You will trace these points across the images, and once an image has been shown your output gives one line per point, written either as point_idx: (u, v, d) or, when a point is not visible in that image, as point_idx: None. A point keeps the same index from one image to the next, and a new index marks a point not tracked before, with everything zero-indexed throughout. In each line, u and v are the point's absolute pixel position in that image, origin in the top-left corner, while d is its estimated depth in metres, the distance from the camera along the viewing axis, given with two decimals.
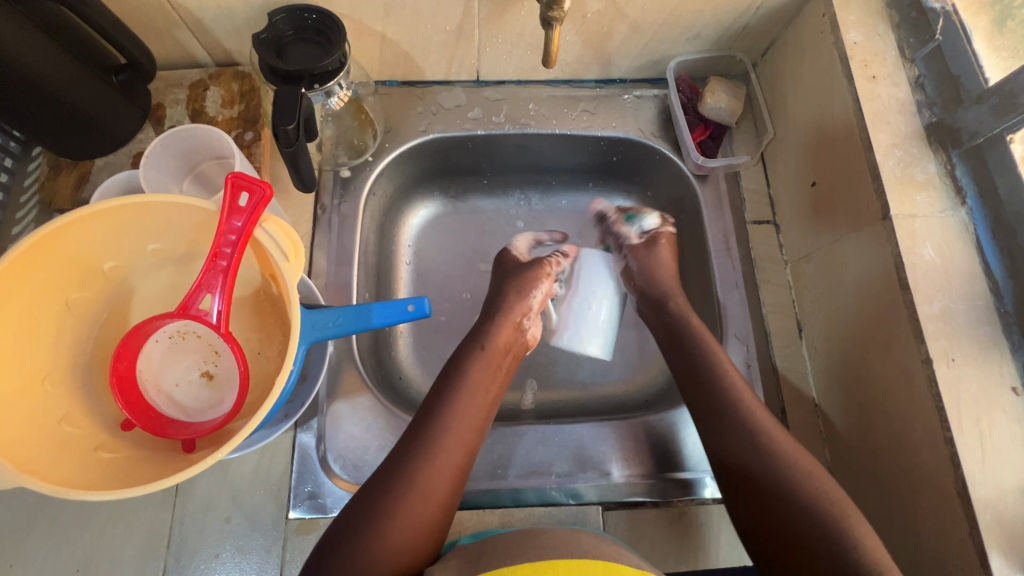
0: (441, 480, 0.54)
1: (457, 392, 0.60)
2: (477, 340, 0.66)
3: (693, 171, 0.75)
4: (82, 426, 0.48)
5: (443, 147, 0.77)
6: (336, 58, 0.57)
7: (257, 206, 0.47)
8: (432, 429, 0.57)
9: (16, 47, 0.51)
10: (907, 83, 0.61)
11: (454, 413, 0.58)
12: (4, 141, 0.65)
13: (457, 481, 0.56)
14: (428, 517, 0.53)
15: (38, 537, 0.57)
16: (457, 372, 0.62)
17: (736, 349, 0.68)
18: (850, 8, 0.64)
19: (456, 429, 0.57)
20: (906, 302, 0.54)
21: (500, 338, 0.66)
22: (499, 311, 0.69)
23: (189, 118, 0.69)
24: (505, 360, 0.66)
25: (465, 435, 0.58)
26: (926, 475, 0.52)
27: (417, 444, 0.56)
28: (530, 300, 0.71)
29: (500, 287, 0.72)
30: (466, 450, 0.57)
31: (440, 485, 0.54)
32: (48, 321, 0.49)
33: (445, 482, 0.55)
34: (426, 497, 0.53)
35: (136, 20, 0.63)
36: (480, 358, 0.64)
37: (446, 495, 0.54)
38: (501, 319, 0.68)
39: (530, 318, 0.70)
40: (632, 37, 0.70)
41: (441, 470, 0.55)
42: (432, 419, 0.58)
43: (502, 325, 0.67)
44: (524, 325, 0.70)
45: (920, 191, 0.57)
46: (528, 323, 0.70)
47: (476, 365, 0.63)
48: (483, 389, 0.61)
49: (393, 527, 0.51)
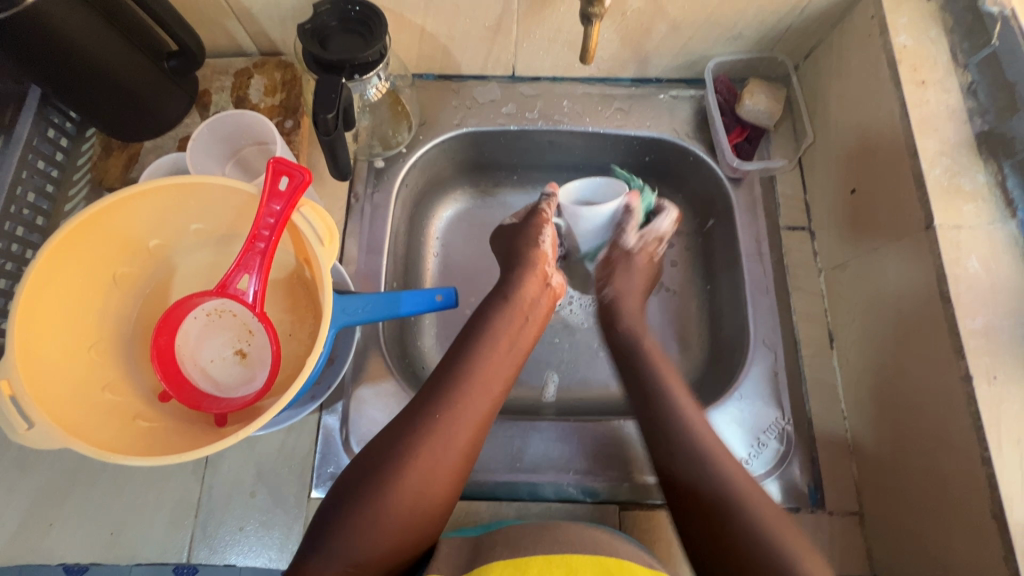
0: (456, 436, 0.55)
1: (473, 350, 0.60)
2: (501, 292, 0.66)
3: (727, 174, 0.74)
4: (122, 395, 0.50)
5: (476, 141, 0.78)
6: (376, 50, 0.58)
7: (296, 191, 0.49)
8: (445, 383, 0.57)
9: (77, 34, 0.53)
10: (959, 89, 0.59)
11: (477, 364, 0.59)
12: (61, 121, 0.68)
13: (475, 436, 0.56)
14: (443, 474, 0.54)
15: (76, 498, 0.60)
16: (482, 323, 0.63)
17: (764, 356, 0.67)
18: (901, 10, 0.62)
19: (477, 380, 0.58)
20: (947, 316, 0.52)
21: (525, 290, 0.67)
22: (520, 265, 0.68)
23: (233, 105, 0.71)
24: (532, 312, 0.67)
25: (483, 389, 0.58)
26: (963, 495, 0.50)
27: (435, 396, 0.56)
28: (542, 246, 0.70)
29: (516, 241, 0.71)
30: (486, 398, 0.58)
31: (457, 439, 0.55)
32: (96, 292, 0.51)
33: (459, 439, 0.55)
34: (448, 445, 0.54)
35: (189, 9, 0.65)
36: (506, 308, 0.65)
37: (465, 443, 0.55)
38: (527, 270, 0.68)
39: (551, 268, 0.71)
40: (671, 36, 0.69)
41: (450, 432, 0.55)
42: (456, 367, 0.59)
43: (526, 274, 0.68)
44: (548, 276, 0.70)
45: (967, 201, 0.55)
46: (551, 272, 0.71)
47: (497, 317, 0.64)
48: (496, 340, 0.62)
49: (408, 480, 0.52)
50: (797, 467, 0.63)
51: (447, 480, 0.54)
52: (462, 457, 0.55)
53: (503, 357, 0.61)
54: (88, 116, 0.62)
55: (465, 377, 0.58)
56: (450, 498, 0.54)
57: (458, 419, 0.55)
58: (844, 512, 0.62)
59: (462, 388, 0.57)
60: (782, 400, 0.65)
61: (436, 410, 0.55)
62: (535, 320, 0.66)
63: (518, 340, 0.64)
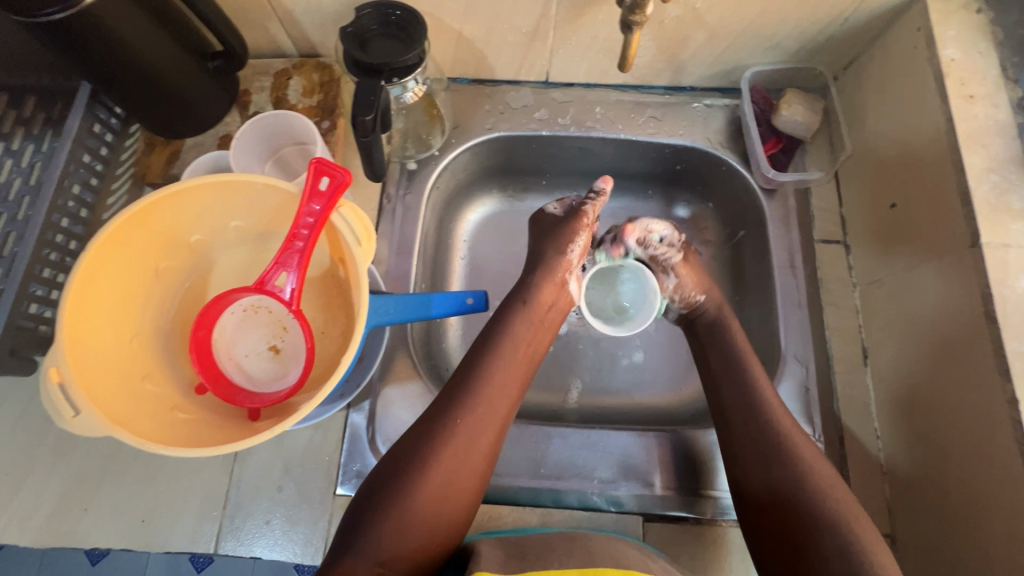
0: (476, 440, 0.55)
1: (491, 354, 0.61)
2: (519, 297, 0.65)
3: (761, 185, 0.73)
4: (160, 386, 0.52)
5: (508, 145, 0.78)
6: (416, 54, 0.58)
7: (337, 191, 0.50)
8: (464, 388, 0.58)
9: (130, 34, 0.55)
10: (1008, 104, 0.58)
11: (495, 370, 0.59)
12: (106, 116, 0.69)
13: (493, 440, 0.57)
14: (464, 478, 0.54)
15: (110, 485, 0.62)
16: (499, 328, 0.63)
17: (795, 370, 0.66)
18: (949, 23, 0.60)
19: (495, 385, 0.59)
20: (993, 337, 0.51)
21: (541, 296, 0.65)
22: (540, 267, 0.67)
23: (271, 105, 0.72)
24: (548, 318, 0.66)
25: (500, 394, 0.58)
26: (1006, 521, 0.49)
27: (454, 400, 0.57)
28: (568, 256, 0.67)
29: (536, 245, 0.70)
30: (503, 403, 0.58)
31: (477, 444, 0.55)
32: (139, 285, 0.52)
33: (479, 444, 0.55)
34: (468, 449, 0.55)
35: (234, 11, 0.67)
36: (522, 314, 0.64)
37: (484, 448, 0.56)
38: (544, 275, 0.66)
39: (574, 273, 0.68)
40: (708, 44, 0.69)
41: (471, 436, 0.55)
42: (475, 372, 0.59)
43: (543, 281, 0.66)
44: (567, 283, 0.68)
45: (1016, 220, 0.53)
46: (571, 279, 0.68)
47: (515, 323, 0.63)
48: (514, 344, 0.62)
49: (430, 483, 0.53)
50: None
51: (468, 484, 0.54)
52: (481, 462, 0.55)
53: (520, 362, 0.62)
54: (132, 109, 0.63)
55: (484, 383, 0.58)
56: (470, 501, 0.55)
57: (478, 425, 0.56)
58: None
59: (481, 392, 0.58)
60: (812, 415, 0.64)
61: (456, 414, 0.56)
62: (550, 324, 0.66)
63: (533, 343, 0.64)
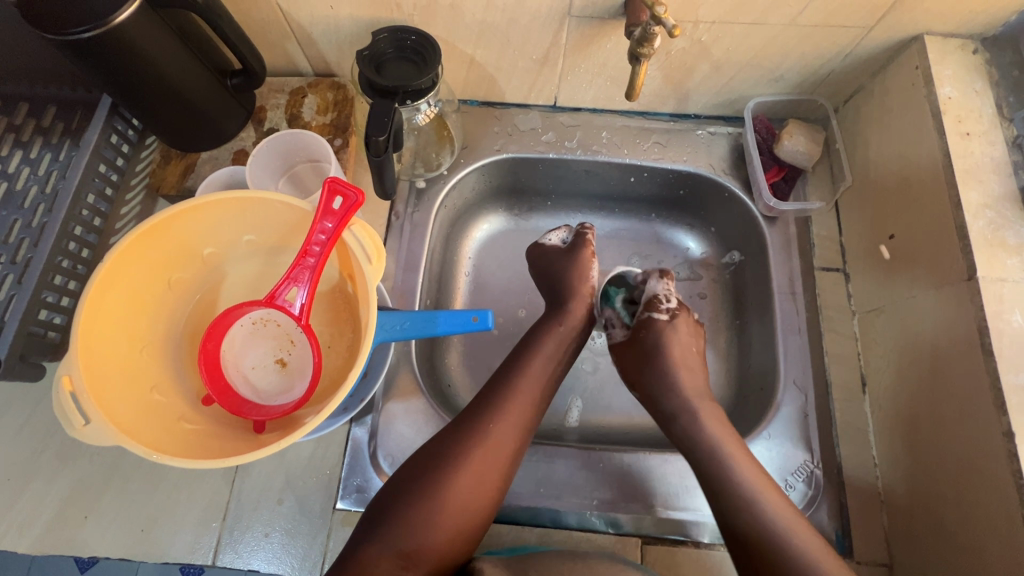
0: (503, 445, 0.57)
1: (524, 366, 0.63)
2: (555, 318, 0.68)
3: (763, 212, 0.75)
4: (169, 397, 0.52)
5: (515, 166, 0.80)
6: (429, 78, 0.60)
7: (349, 211, 0.51)
8: (497, 396, 0.60)
9: (154, 52, 0.57)
10: (1004, 142, 0.59)
11: (526, 379, 0.62)
12: (124, 128, 0.71)
13: (518, 447, 0.58)
14: (489, 481, 0.56)
15: (111, 494, 0.62)
16: (534, 341, 0.66)
17: (794, 397, 0.67)
18: (947, 62, 0.62)
19: (524, 395, 0.61)
20: (989, 370, 0.52)
21: (576, 317, 0.68)
22: (566, 288, 0.70)
23: (286, 122, 0.74)
24: (579, 336, 0.68)
25: (529, 401, 0.61)
26: (1002, 553, 0.49)
27: (486, 406, 0.59)
28: (590, 281, 0.71)
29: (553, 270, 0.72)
30: (530, 410, 0.60)
31: (504, 448, 0.57)
32: (152, 297, 0.53)
33: (505, 450, 0.57)
34: (495, 454, 0.57)
35: (254, 31, 0.69)
36: (559, 333, 0.66)
37: (510, 455, 0.57)
38: (574, 299, 0.69)
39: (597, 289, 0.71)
40: (713, 75, 0.71)
41: (499, 441, 0.57)
42: (507, 381, 0.62)
43: (576, 305, 0.69)
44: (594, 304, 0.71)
45: (1011, 254, 0.55)
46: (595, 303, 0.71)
47: (549, 341, 0.65)
48: (545, 361, 0.64)
49: (459, 483, 0.55)
50: (825, 512, 0.63)
51: (492, 488, 0.56)
52: (506, 467, 0.57)
53: (549, 376, 0.63)
54: (141, 117, 0.64)
55: (512, 393, 0.60)
56: (492, 505, 0.56)
57: (504, 431, 0.58)
58: (872, 562, 0.61)
59: (512, 402, 0.60)
60: (811, 442, 0.65)
61: (485, 419, 0.58)
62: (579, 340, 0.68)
63: (563, 358, 0.66)
